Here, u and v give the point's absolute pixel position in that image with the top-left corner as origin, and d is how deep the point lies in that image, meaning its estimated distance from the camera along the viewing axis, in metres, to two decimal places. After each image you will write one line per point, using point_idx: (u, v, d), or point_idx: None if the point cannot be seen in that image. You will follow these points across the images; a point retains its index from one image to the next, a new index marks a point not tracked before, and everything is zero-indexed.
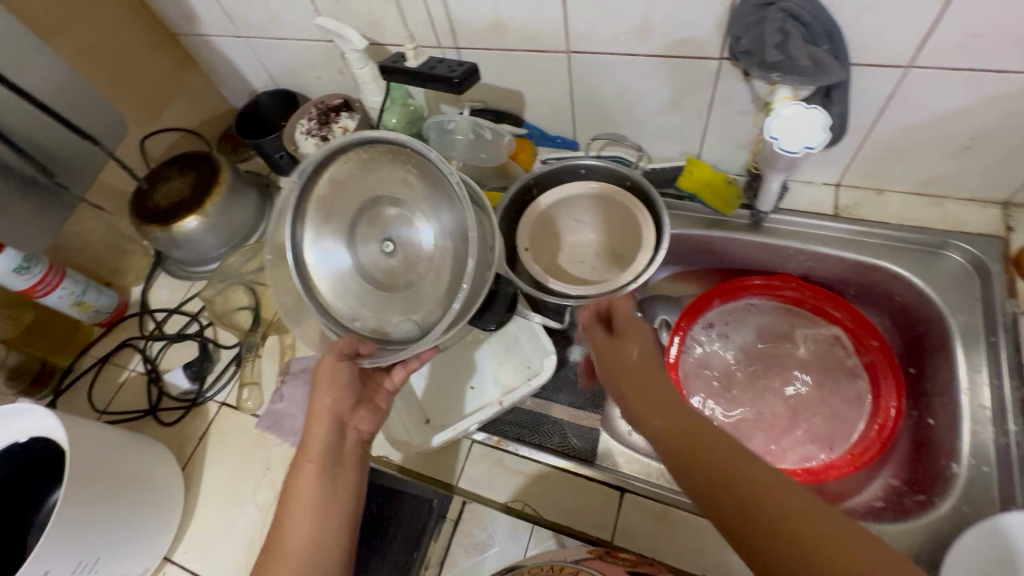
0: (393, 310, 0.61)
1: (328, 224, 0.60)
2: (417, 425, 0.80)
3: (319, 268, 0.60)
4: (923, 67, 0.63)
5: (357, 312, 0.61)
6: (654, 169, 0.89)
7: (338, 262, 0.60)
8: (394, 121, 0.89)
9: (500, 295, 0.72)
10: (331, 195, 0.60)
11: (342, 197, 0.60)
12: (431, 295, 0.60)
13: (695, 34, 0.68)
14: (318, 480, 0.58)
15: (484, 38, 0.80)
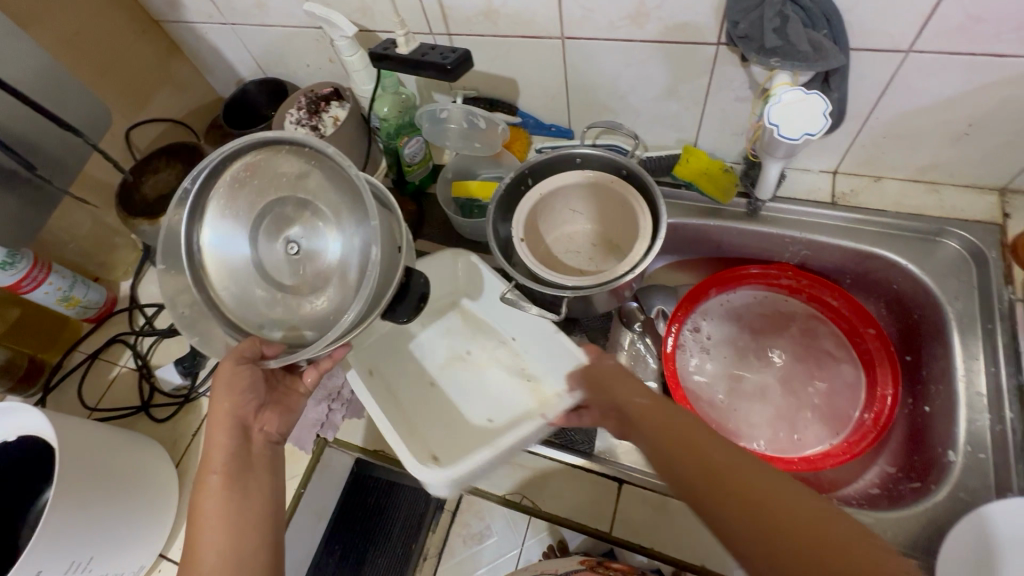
0: (294, 309, 0.61)
1: (226, 225, 0.60)
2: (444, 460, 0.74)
3: (219, 263, 0.60)
4: (924, 51, 0.62)
5: (252, 312, 0.61)
6: (651, 157, 0.88)
7: (237, 262, 0.60)
8: (385, 111, 0.86)
9: (411, 289, 0.67)
10: (229, 196, 0.60)
11: (240, 197, 0.60)
12: (330, 293, 0.60)
13: (692, 18, 0.67)
14: (223, 489, 0.58)
15: (477, 23, 0.78)
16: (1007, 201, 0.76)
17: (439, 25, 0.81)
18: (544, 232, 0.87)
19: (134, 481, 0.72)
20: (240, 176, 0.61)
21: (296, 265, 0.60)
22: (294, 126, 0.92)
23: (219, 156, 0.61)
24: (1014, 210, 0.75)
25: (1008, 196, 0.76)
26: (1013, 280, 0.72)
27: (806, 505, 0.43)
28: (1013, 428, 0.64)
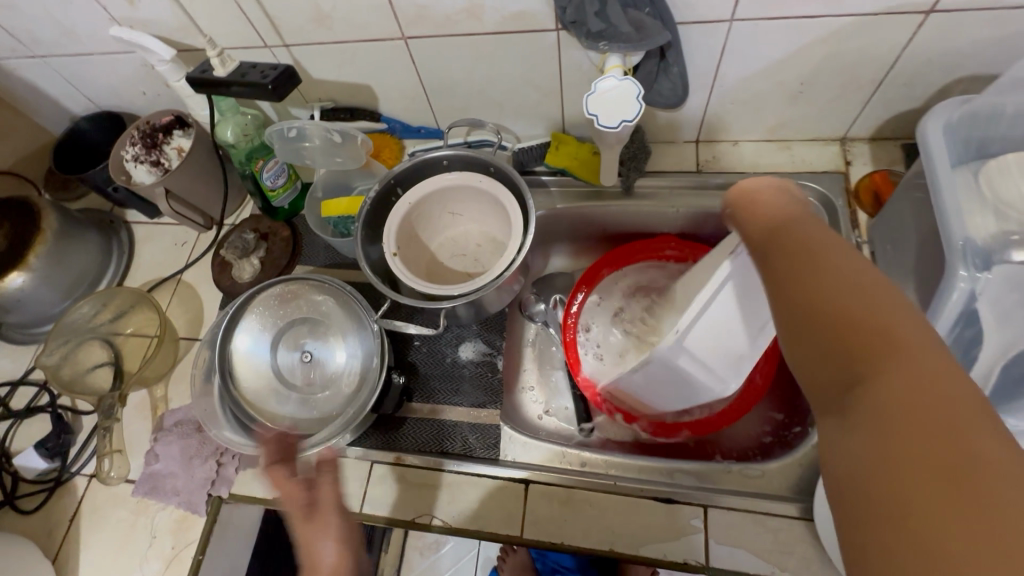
0: (297, 405, 0.73)
1: (261, 328, 0.75)
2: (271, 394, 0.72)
3: (247, 357, 0.74)
4: (745, 19, 0.64)
5: (263, 408, 0.72)
6: (523, 148, 0.87)
7: (262, 357, 0.74)
8: (231, 135, 0.80)
9: (393, 385, 0.73)
10: (273, 307, 0.76)
11: (279, 310, 0.76)
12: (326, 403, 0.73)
13: (525, 7, 0.66)
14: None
15: (311, 31, 0.74)
16: (848, 149, 0.81)
17: (272, 36, 0.76)
18: (426, 239, 0.85)
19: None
20: (271, 297, 0.76)
21: (307, 371, 0.75)
22: (133, 164, 0.84)
23: (250, 290, 0.74)
24: (854, 157, 0.80)
25: (848, 144, 0.81)
26: (860, 223, 0.76)
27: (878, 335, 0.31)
28: None
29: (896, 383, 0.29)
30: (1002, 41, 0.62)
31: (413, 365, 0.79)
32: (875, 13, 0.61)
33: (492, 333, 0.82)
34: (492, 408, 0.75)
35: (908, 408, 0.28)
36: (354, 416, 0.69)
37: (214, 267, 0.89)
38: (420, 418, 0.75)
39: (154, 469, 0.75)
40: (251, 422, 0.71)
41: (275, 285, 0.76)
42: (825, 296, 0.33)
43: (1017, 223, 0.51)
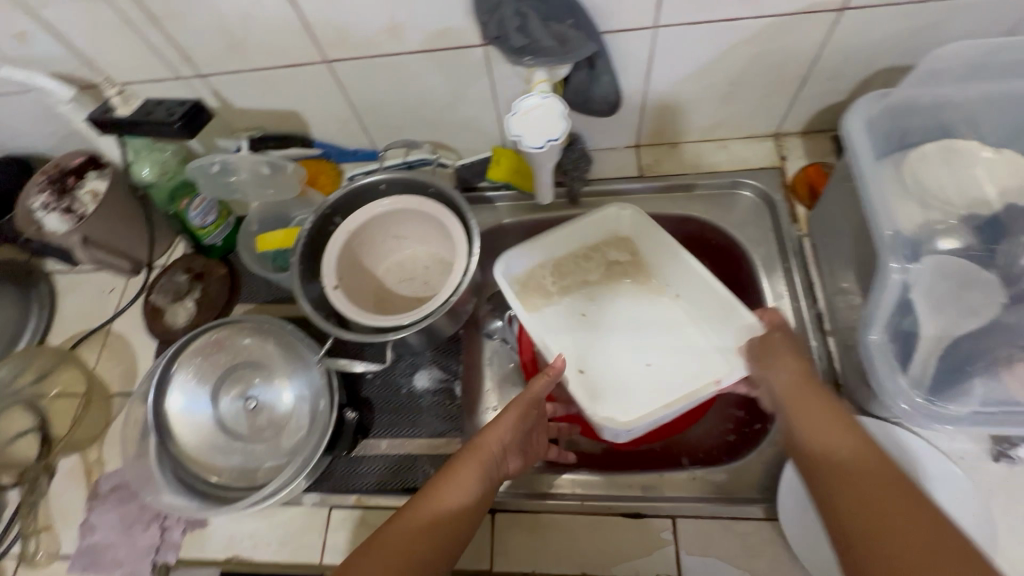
0: (246, 456, 0.69)
1: (196, 381, 0.70)
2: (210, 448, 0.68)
3: (184, 414, 0.69)
4: (669, 26, 0.64)
5: (210, 465, 0.68)
6: (465, 164, 0.85)
7: (201, 410, 0.70)
8: (148, 173, 0.75)
9: (347, 423, 0.70)
10: (206, 354, 0.71)
11: (213, 358, 0.71)
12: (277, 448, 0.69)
13: (448, 24, 0.64)
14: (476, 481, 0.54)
15: (226, 59, 0.70)
16: (782, 144, 0.82)
17: (184, 67, 0.72)
18: (370, 265, 0.81)
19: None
20: (198, 351, 0.71)
21: (254, 418, 0.70)
22: (43, 213, 0.77)
23: (183, 338, 0.70)
24: (788, 152, 0.81)
25: (782, 140, 0.82)
26: (799, 217, 0.78)
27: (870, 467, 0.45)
28: (821, 354, 0.68)
29: (894, 518, 0.40)
30: (913, 34, 0.64)
31: (365, 398, 0.76)
32: (793, 13, 0.62)
33: (448, 358, 0.79)
34: (453, 436, 0.73)
35: (889, 529, 0.39)
36: (307, 460, 0.65)
37: (145, 313, 0.83)
38: (378, 454, 0.72)
39: (91, 541, 0.69)
40: (195, 483, 0.66)
41: (199, 338, 0.71)
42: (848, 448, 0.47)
43: (940, 212, 0.52)
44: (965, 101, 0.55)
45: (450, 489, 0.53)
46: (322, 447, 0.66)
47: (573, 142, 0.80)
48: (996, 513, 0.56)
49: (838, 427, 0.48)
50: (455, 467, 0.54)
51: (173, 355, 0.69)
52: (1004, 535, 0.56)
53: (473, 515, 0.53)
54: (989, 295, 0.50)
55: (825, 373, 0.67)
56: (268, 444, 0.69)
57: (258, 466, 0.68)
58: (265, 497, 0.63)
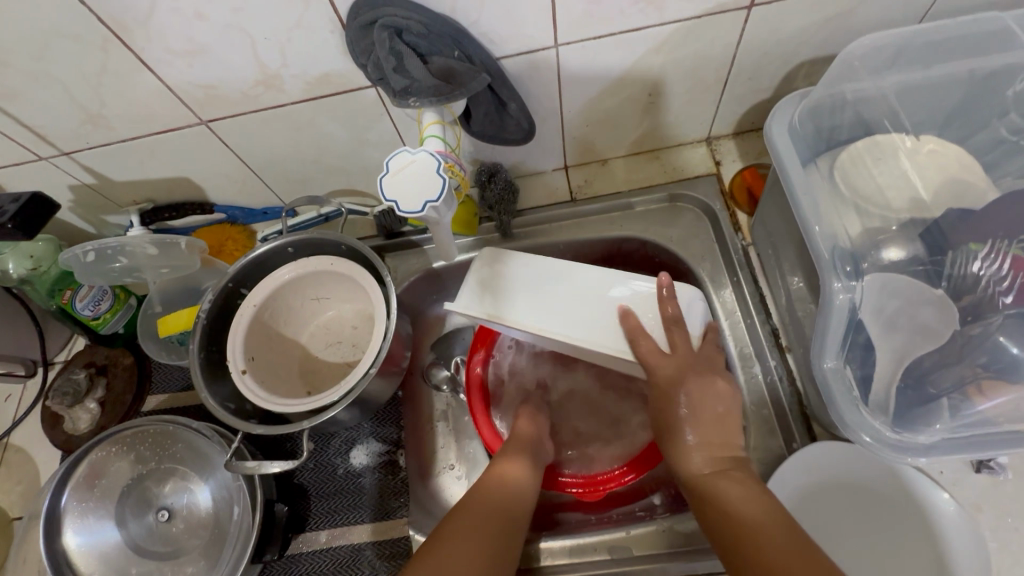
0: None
1: (97, 501, 0.61)
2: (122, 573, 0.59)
3: (84, 542, 0.60)
4: (569, 43, 0.58)
5: None
6: (383, 211, 0.77)
7: (105, 534, 0.61)
8: (17, 269, 0.68)
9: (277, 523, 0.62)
10: (107, 467, 0.62)
11: (116, 470, 0.63)
12: (200, 559, 0.61)
13: (328, 68, 0.57)
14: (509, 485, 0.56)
15: (89, 134, 0.62)
16: (716, 149, 0.77)
17: (43, 147, 0.63)
18: (291, 334, 0.74)
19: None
20: (89, 473, 0.62)
21: (172, 530, 0.62)
22: None
23: (76, 453, 0.61)
24: (723, 156, 0.77)
25: (715, 144, 0.78)
26: (742, 225, 0.73)
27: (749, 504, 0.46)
28: (781, 374, 0.63)
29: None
30: (829, 22, 0.59)
31: (300, 486, 0.68)
32: (699, 16, 0.57)
33: (387, 426, 0.72)
34: (399, 516, 0.66)
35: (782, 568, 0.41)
36: (231, 573, 0.57)
37: (44, 421, 0.74)
38: (318, 550, 0.65)
39: None
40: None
41: (89, 455, 0.62)
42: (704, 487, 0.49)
43: (880, 217, 0.47)
44: (889, 93, 0.51)
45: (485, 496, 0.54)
46: (247, 559, 0.58)
47: (494, 174, 0.74)
48: (984, 531, 0.52)
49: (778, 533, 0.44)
50: (482, 484, 0.56)
51: (61, 480, 0.60)
52: (998, 557, 0.51)
53: (518, 511, 0.55)
54: (945, 317, 0.44)
55: (788, 395, 0.62)
56: (188, 558, 0.61)
57: None
58: None
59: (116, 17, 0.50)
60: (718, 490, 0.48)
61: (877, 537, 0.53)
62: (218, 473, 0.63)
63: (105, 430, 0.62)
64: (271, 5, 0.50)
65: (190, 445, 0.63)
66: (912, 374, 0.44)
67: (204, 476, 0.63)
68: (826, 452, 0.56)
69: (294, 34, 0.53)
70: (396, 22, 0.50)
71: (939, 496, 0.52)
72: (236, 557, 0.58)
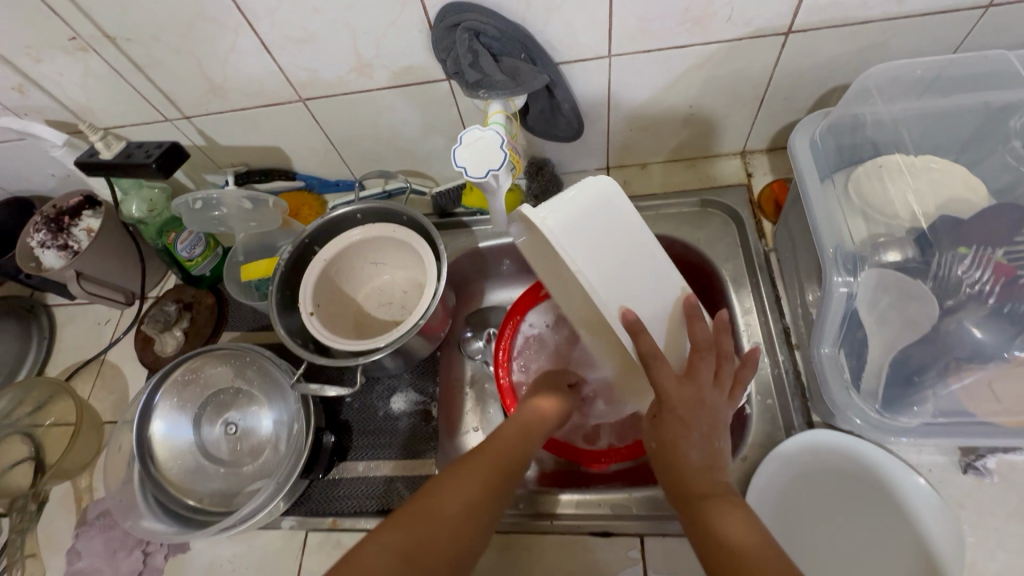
0: (229, 479, 0.71)
1: (181, 407, 0.72)
2: (194, 473, 0.70)
3: (166, 440, 0.71)
4: (622, 54, 0.66)
5: (193, 492, 0.69)
6: (441, 193, 0.87)
7: (182, 437, 0.72)
8: (137, 211, 0.81)
9: (322, 449, 0.72)
10: (190, 381, 0.73)
11: (196, 385, 0.74)
12: (258, 470, 0.71)
13: (412, 61, 0.68)
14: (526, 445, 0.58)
15: (208, 102, 0.75)
16: (749, 162, 0.84)
17: (170, 109, 0.76)
18: (350, 291, 0.84)
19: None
20: (176, 384, 0.73)
21: (237, 443, 0.73)
22: (41, 250, 0.81)
23: (166, 366, 0.72)
24: (755, 170, 0.83)
25: (748, 157, 0.84)
26: (766, 232, 0.79)
27: (737, 529, 0.43)
28: (788, 368, 0.68)
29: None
30: (859, 52, 0.65)
31: (344, 422, 0.78)
32: (740, 38, 0.64)
33: (425, 379, 0.81)
34: (427, 457, 0.74)
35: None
36: (284, 482, 0.67)
37: (137, 344, 0.86)
38: (355, 477, 0.74)
39: (76, 566, 0.71)
40: (174, 506, 0.68)
41: (178, 369, 0.73)
42: (705, 537, 0.44)
43: (884, 226, 0.53)
44: (903, 118, 0.57)
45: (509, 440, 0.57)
46: (299, 471, 0.68)
47: (542, 167, 0.83)
48: (965, 527, 0.56)
49: (737, 524, 0.44)
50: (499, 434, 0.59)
51: (155, 385, 0.71)
52: (975, 552, 0.55)
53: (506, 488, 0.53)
54: (924, 309, 0.50)
55: (792, 387, 0.68)
56: (248, 467, 0.71)
57: (238, 488, 0.70)
58: (243, 518, 0.65)
59: (251, 6, 0.61)
60: (717, 507, 0.45)
61: (859, 524, 0.58)
62: (284, 399, 0.73)
63: (189, 352, 0.72)
64: (375, 4, 0.60)
65: (261, 371, 0.74)
66: (899, 362, 0.50)
67: (272, 399, 0.74)
68: (810, 440, 0.62)
69: (390, 30, 0.63)
70: (477, 26, 0.59)
71: (915, 480, 0.58)
72: (292, 468, 0.68)
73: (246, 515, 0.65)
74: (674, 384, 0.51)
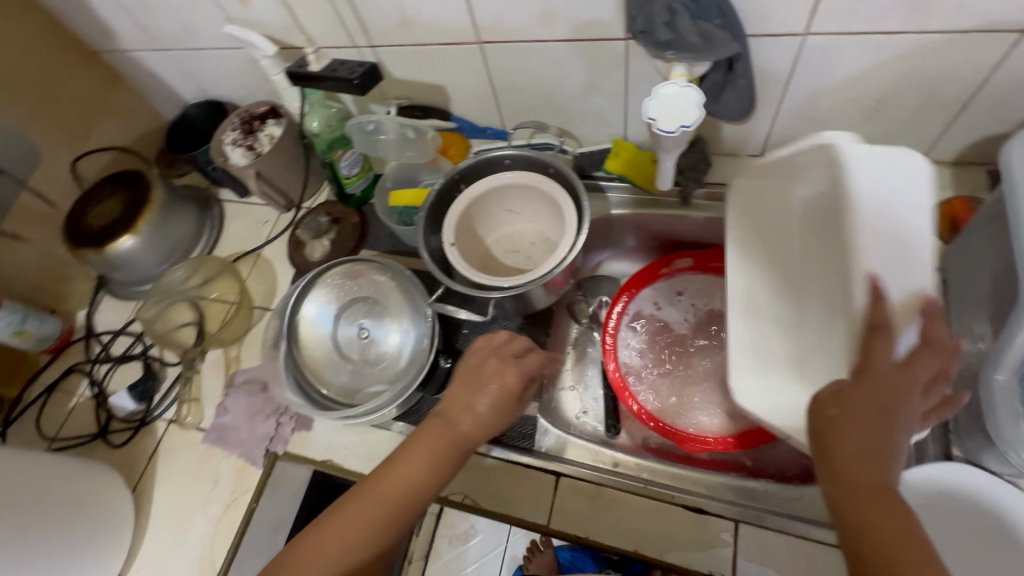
0: (355, 377, 0.79)
1: (326, 305, 0.82)
2: (328, 365, 0.79)
3: (310, 331, 0.81)
4: (821, 33, 0.63)
5: (325, 380, 0.79)
6: (585, 153, 0.89)
7: (323, 331, 0.81)
8: (316, 125, 0.92)
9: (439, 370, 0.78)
10: (336, 284, 0.82)
11: (340, 289, 0.82)
12: (381, 375, 0.78)
13: (598, 16, 0.68)
14: (435, 446, 0.56)
15: (395, 34, 0.80)
16: (927, 173, 0.77)
17: (360, 37, 0.82)
18: (483, 233, 0.88)
19: (94, 517, 0.72)
20: (325, 285, 0.82)
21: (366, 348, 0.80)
22: (231, 147, 0.92)
23: (320, 267, 0.82)
24: (933, 182, 0.76)
25: (927, 168, 0.77)
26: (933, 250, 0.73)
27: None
28: None
29: None
30: None
31: (460, 351, 0.83)
32: (966, 30, 0.58)
33: (538, 329, 0.84)
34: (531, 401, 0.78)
35: None
36: (402, 390, 0.73)
37: (290, 246, 0.97)
38: None
39: (222, 421, 0.83)
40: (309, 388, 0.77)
41: (329, 272, 0.82)
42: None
43: None
44: None
45: (414, 457, 0.55)
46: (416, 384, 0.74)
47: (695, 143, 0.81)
48: None
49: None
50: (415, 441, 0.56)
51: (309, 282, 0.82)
52: None
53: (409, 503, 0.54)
54: None
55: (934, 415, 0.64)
56: (372, 370, 0.79)
57: (362, 387, 0.78)
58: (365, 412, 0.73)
59: None
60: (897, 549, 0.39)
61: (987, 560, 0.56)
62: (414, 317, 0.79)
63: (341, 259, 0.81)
64: None
65: (398, 288, 0.81)
66: None
67: (402, 315, 0.80)
68: (926, 464, 0.61)
69: None
70: None
71: None
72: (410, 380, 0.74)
73: (367, 409, 0.73)
74: (849, 399, 0.44)
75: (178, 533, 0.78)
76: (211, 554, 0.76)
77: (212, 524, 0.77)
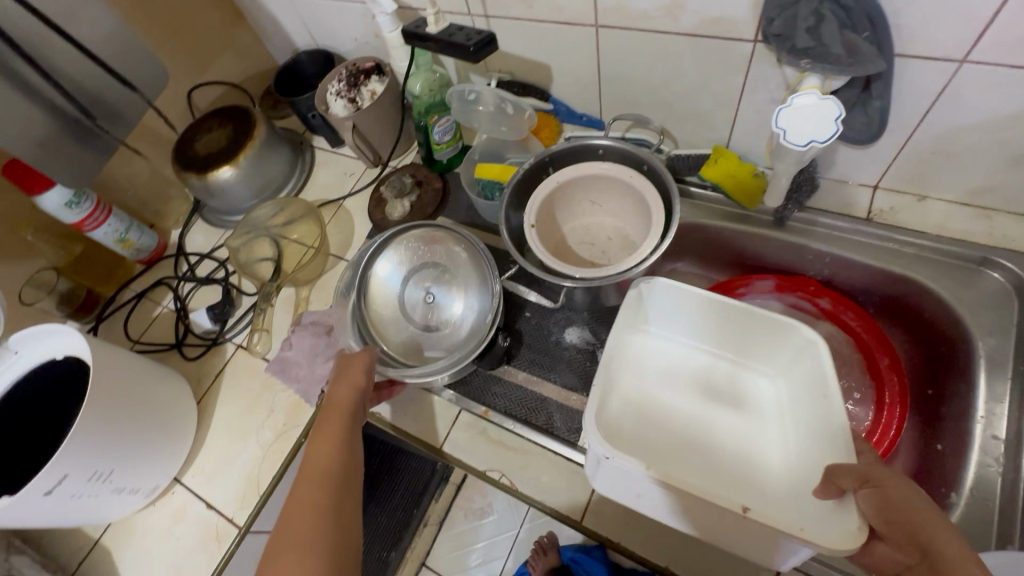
0: (414, 338, 0.80)
1: (399, 264, 0.84)
2: (391, 321, 0.81)
3: (380, 285, 0.83)
4: (981, 62, 0.57)
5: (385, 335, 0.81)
6: (677, 156, 0.86)
7: (391, 288, 0.83)
8: (417, 89, 0.93)
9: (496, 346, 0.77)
10: (411, 246, 0.84)
11: (414, 250, 0.84)
12: (438, 341, 0.79)
13: (729, 13, 0.64)
14: (340, 423, 0.62)
15: (512, 6, 0.79)
16: None
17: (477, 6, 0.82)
18: (562, 219, 0.87)
19: (163, 419, 0.78)
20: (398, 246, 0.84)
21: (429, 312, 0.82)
22: (334, 98, 0.96)
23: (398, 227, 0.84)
24: None
25: None
26: None
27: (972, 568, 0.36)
28: None
29: None
30: None
31: (519, 332, 0.83)
32: None
33: (600, 326, 0.83)
34: (582, 395, 0.77)
35: None
36: (458, 359, 0.74)
37: (371, 202, 0.99)
38: (513, 382, 0.79)
39: (285, 355, 0.87)
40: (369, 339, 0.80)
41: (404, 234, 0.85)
42: None
43: None
44: None
45: (317, 446, 0.60)
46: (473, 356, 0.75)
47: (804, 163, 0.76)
48: None
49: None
50: (319, 428, 0.62)
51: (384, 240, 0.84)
52: None
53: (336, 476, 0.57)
54: None
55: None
56: (431, 334, 0.80)
57: (420, 348, 0.80)
58: (419, 373, 0.74)
59: None
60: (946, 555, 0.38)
61: None
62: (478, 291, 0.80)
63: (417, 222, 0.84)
64: None
65: (469, 260, 0.81)
66: None
67: (468, 287, 0.81)
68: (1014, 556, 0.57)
69: None
70: None
71: None
72: (468, 351, 0.75)
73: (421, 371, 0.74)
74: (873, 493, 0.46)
75: (231, 450, 0.84)
76: (257, 475, 0.80)
77: (262, 448, 0.82)
